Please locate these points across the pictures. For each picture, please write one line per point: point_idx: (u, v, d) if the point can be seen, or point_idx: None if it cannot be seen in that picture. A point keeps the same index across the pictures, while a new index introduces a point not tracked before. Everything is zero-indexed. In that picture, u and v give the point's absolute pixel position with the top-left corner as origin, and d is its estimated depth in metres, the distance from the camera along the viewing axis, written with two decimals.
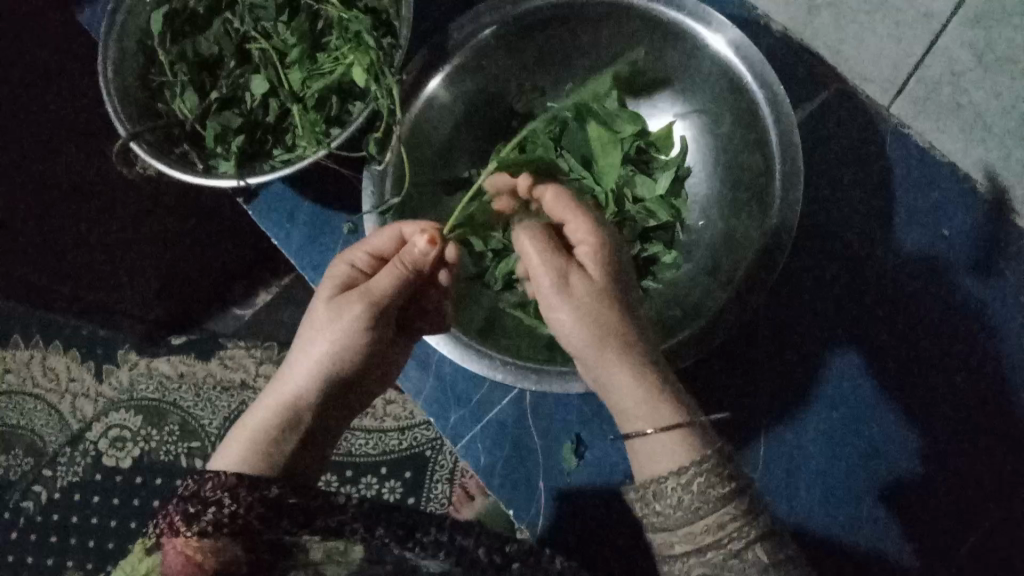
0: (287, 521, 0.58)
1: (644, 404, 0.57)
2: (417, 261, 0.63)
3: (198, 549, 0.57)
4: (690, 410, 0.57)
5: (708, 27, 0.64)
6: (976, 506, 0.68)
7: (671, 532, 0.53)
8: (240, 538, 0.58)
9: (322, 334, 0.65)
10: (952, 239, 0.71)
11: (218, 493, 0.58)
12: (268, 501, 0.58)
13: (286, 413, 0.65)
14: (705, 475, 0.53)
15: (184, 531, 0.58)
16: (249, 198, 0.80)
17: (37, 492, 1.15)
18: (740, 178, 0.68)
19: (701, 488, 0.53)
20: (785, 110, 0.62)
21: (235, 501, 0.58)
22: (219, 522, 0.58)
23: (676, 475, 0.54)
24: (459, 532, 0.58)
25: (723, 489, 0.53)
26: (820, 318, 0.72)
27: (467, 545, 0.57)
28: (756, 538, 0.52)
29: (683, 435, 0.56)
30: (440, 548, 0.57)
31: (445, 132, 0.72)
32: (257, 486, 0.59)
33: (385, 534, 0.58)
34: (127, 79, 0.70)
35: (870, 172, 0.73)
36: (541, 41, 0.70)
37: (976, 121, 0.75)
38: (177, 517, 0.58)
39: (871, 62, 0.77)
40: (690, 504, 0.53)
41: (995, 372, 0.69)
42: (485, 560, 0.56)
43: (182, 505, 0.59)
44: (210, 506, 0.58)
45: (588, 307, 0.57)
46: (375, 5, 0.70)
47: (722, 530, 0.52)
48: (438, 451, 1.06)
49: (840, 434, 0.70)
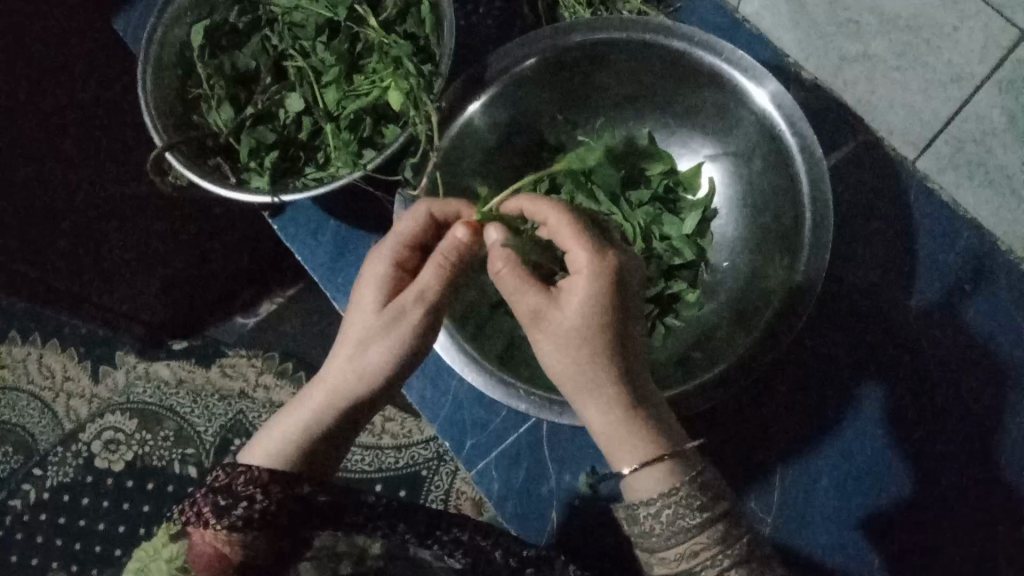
0: (315, 516, 0.58)
1: (651, 469, 0.54)
2: (458, 252, 0.61)
3: (227, 542, 0.56)
4: (674, 438, 0.56)
5: (751, 79, 0.65)
6: (985, 557, 0.69)
7: (649, 553, 0.55)
8: (267, 533, 0.56)
9: (372, 341, 0.61)
10: (973, 294, 0.74)
11: (250, 489, 0.56)
12: (301, 499, 0.57)
13: (332, 411, 0.61)
14: (674, 506, 0.53)
15: (212, 524, 0.55)
16: (275, 212, 0.81)
17: (25, 491, 1.09)
18: (765, 221, 0.70)
19: (670, 519, 0.53)
20: (816, 158, 0.64)
21: (266, 498, 0.55)
22: (250, 518, 0.55)
23: (646, 505, 0.54)
24: (480, 533, 0.63)
25: (693, 520, 0.53)
26: (840, 361, 0.73)
27: (485, 546, 0.62)
28: (730, 565, 0.52)
29: (663, 466, 0.54)
30: (460, 549, 0.62)
31: (478, 160, 0.73)
32: (290, 482, 0.56)
33: (406, 530, 0.61)
34: (165, 89, 0.71)
35: (888, 222, 0.76)
36: (575, 77, 0.72)
37: (1000, 176, 0.82)
38: (205, 509, 0.56)
39: (901, 117, 0.85)
40: (662, 533, 0.54)
41: (999, 428, 0.71)
42: (500, 562, 0.62)
43: (211, 497, 0.56)
44: (241, 501, 0.56)
45: (557, 347, 0.56)
46: (415, 31, 0.72)
47: (695, 558, 0.53)
48: (434, 472, 1.03)
49: (852, 470, 0.72)
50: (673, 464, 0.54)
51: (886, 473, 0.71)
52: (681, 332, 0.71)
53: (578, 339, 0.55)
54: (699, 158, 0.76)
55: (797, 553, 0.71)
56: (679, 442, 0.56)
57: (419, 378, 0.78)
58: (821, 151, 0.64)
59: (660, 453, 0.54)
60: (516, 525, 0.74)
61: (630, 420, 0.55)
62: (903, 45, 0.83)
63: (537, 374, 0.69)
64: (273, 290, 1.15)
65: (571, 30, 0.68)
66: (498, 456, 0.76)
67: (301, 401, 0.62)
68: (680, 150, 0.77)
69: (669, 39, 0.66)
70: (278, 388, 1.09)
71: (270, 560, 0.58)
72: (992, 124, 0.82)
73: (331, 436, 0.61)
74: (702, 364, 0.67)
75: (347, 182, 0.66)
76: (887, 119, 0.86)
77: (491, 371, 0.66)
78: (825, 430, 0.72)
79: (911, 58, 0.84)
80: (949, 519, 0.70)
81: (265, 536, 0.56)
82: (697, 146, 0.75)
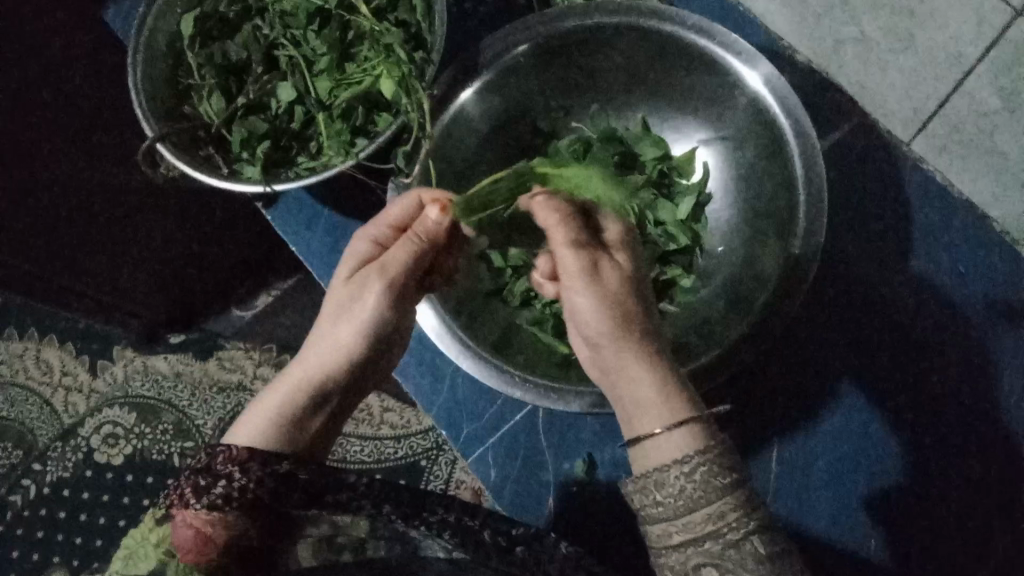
0: (298, 494, 0.57)
1: (683, 431, 0.53)
2: (434, 232, 0.62)
3: (207, 522, 0.55)
4: (696, 404, 0.55)
5: (743, 62, 0.65)
6: (982, 536, 0.69)
7: (670, 522, 0.52)
8: (248, 512, 0.56)
9: (348, 316, 0.61)
10: (967, 276, 0.74)
11: (229, 467, 0.55)
12: (279, 476, 0.56)
13: (307, 390, 0.60)
14: (707, 465, 0.52)
15: (193, 504, 0.55)
16: (269, 203, 0.80)
17: (26, 486, 1.11)
18: (759, 206, 0.70)
19: (704, 478, 0.51)
20: (810, 141, 0.63)
21: (245, 476, 0.55)
22: (230, 496, 0.55)
23: (679, 464, 0.52)
24: (466, 514, 0.62)
25: (723, 480, 0.51)
26: (837, 345, 0.73)
27: (472, 526, 0.61)
28: (754, 529, 0.50)
29: (689, 427, 0.53)
30: (447, 529, 0.61)
31: (471, 147, 0.73)
32: (268, 460, 0.56)
33: (392, 510, 0.60)
34: (155, 80, 0.71)
35: (885, 205, 0.75)
36: (568, 63, 0.71)
37: (995, 157, 0.83)
38: (188, 490, 0.56)
39: (897, 100, 0.86)
40: (691, 493, 0.51)
41: (992, 408, 0.71)
42: (489, 542, 0.61)
43: (193, 479, 0.56)
44: (221, 480, 0.55)
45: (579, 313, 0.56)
46: (406, 18, 0.71)
47: (722, 520, 0.51)
48: (433, 461, 1.03)
49: (851, 455, 0.71)
50: (699, 427, 0.53)
51: (884, 457, 0.71)
52: (677, 317, 0.72)
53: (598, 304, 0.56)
54: (694, 143, 0.75)
55: (795, 539, 0.71)
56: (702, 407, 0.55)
57: (414, 368, 0.78)
58: (813, 132, 0.64)
59: (689, 415, 0.54)
60: (514, 512, 0.75)
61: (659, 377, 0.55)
62: (894, 27, 0.86)
63: (532, 360, 0.69)
64: (271, 282, 1.18)
65: (563, 16, 0.67)
66: (495, 444, 0.76)
67: (278, 381, 0.61)
68: (675, 135, 0.76)
69: (662, 22, 0.66)
70: (274, 378, 1.10)
71: (258, 538, 0.56)
72: (984, 103, 0.84)
73: (307, 416, 0.60)
74: (698, 348, 0.67)
75: (339, 171, 0.66)
76: (884, 103, 0.86)
77: (485, 356, 0.66)
78: (822, 415, 0.72)
79: (902, 39, 0.86)
80: (946, 499, 0.70)
81: (246, 517, 0.56)
82: (691, 130, 0.75)
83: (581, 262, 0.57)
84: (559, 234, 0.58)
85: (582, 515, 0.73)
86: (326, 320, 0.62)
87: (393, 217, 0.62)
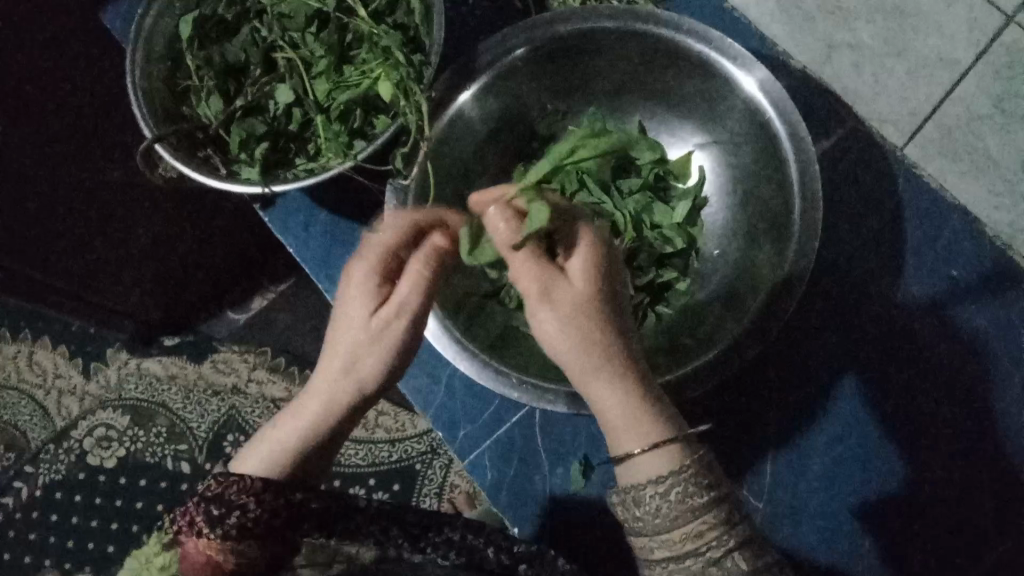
0: (309, 524, 0.56)
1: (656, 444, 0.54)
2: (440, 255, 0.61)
3: (220, 549, 0.54)
4: (679, 424, 0.55)
5: (738, 66, 0.66)
6: (975, 538, 0.70)
7: (649, 538, 0.53)
8: (259, 543, 0.55)
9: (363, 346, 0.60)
10: (960, 279, 0.75)
11: (243, 498, 0.55)
12: (292, 506, 0.56)
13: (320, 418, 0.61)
14: (683, 485, 0.52)
15: (206, 533, 0.55)
16: (266, 204, 0.81)
17: (17, 488, 1.11)
18: (754, 210, 0.71)
19: (679, 498, 0.52)
20: (805, 145, 0.64)
21: (258, 506, 0.55)
22: (243, 527, 0.54)
23: (654, 485, 0.53)
24: (470, 532, 0.60)
25: (701, 499, 0.52)
26: (830, 347, 0.74)
27: (478, 546, 0.59)
28: (734, 546, 0.52)
29: (671, 451, 0.53)
30: (452, 549, 0.58)
31: (467, 149, 0.73)
32: (281, 491, 0.56)
33: (399, 535, 0.58)
34: (154, 81, 0.71)
35: (879, 209, 0.76)
36: (564, 66, 0.72)
37: (987, 162, 0.84)
38: (199, 518, 0.55)
39: (889, 107, 0.86)
40: (669, 512, 0.52)
41: (984, 410, 0.72)
42: (494, 559, 0.59)
43: (204, 506, 0.56)
44: (234, 510, 0.55)
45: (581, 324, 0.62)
46: (403, 21, 0.72)
47: (700, 538, 0.52)
48: (428, 465, 1.03)
49: (846, 459, 0.72)
50: (679, 449, 0.54)
51: (880, 462, 0.72)
52: (673, 320, 0.72)
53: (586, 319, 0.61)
54: (690, 146, 0.76)
55: (791, 545, 0.71)
56: (685, 427, 0.55)
57: (412, 369, 0.78)
58: (808, 136, 0.65)
59: (670, 437, 0.54)
60: (507, 514, 0.75)
61: (640, 404, 0.54)
62: (888, 34, 0.87)
63: (528, 360, 0.70)
64: (262, 286, 1.15)
65: (559, 20, 0.68)
66: (491, 444, 0.76)
67: (292, 408, 0.62)
68: (670, 138, 0.77)
69: (658, 28, 0.67)
70: (270, 382, 1.10)
71: (264, 565, 0.56)
72: (977, 108, 0.85)
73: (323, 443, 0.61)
74: (694, 350, 0.67)
75: (337, 173, 0.66)
76: (878, 109, 0.87)
77: (484, 361, 0.66)
78: (811, 420, 0.73)
79: (895, 46, 0.87)
80: (940, 503, 0.71)
81: (256, 549, 0.55)
82: (686, 134, 0.76)
83: (540, 287, 0.55)
84: (519, 261, 0.57)
85: (580, 519, 0.73)
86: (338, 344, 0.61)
87: (389, 244, 0.61)
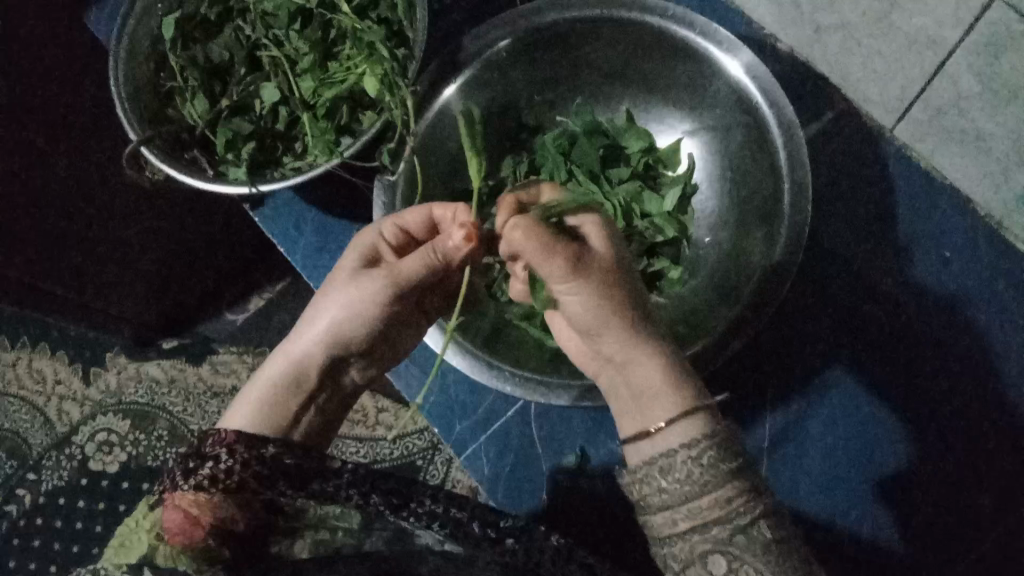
0: (283, 483, 0.57)
1: (670, 399, 0.55)
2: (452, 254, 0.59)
3: (193, 502, 0.58)
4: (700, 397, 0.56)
5: (719, 48, 0.65)
6: (979, 513, 0.70)
7: (675, 509, 0.52)
8: (232, 497, 0.57)
9: (345, 310, 0.63)
10: (954, 257, 0.74)
11: (217, 449, 0.57)
12: (266, 462, 0.57)
13: (296, 375, 0.64)
14: (714, 449, 0.52)
15: (183, 485, 0.57)
16: (255, 205, 0.80)
17: (21, 496, 1.07)
18: (746, 195, 0.70)
19: (711, 462, 0.52)
20: (794, 129, 0.64)
21: (231, 458, 0.57)
22: (216, 477, 0.56)
23: (687, 449, 0.52)
24: (454, 504, 0.56)
25: (731, 464, 0.52)
26: (826, 329, 0.74)
27: (461, 519, 0.55)
28: (761, 514, 0.51)
29: (692, 421, 0.54)
30: (435, 521, 0.56)
31: (455, 144, 0.73)
32: (254, 444, 0.57)
33: (378, 501, 0.56)
34: (138, 84, 0.71)
35: (873, 188, 0.76)
36: (549, 60, 0.72)
37: (977, 139, 0.84)
38: (176, 474, 0.58)
39: (878, 89, 0.86)
40: (699, 477, 0.52)
41: (982, 385, 0.72)
42: (478, 535, 0.55)
43: (182, 463, 0.58)
44: (208, 461, 0.57)
45: (589, 293, 0.55)
46: (387, 17, 0.71)
47: (730, 505, 0.51)
48: (430, 460, 1.03)
49: (844, 439, 0.72)
50: (704, 417, 0.54)
51: (877, 441, 0.71)
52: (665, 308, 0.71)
53: (608, 282, 0.55)
54: (678, 133, 0.76)
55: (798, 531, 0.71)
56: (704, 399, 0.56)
57: (405, 366, 0.78)
58: (794, 117, 0.64)
59: (693, 406, 0.54)
60: (508, 507, 0.75)
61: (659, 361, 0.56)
62: (877, 13, 0.87)
63: (524, 355, 0.70)
64: (259, 286, 1.17)
65: (544, 10, 0.68)
66: (487, 439, 0.76)
67: (275, 362, 0.65)
68: (659, 126, 0.76)
69: (643, 15, 0.66)
70: None
71: (245, 522, 0.59)
72: (964, 87, 0.85)
73: (302, 398, 0.65)
74: (687, 336, 0.67)
75: (324, 170, 0.66)
76: (866, 90, 0.87)
77: (473, 352, 0.66)
78: (810, 404, 0.72)
79: (884, 25, 0.86)
80: (941, 481, 0.70)
81: (229, 501, 0.58)
82: (675, 122, 0.75)
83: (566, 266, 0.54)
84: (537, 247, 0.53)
85: (579, 508, 0.73)
86: (324, 307, 0.64)
87: (401, 220, 0.62)
